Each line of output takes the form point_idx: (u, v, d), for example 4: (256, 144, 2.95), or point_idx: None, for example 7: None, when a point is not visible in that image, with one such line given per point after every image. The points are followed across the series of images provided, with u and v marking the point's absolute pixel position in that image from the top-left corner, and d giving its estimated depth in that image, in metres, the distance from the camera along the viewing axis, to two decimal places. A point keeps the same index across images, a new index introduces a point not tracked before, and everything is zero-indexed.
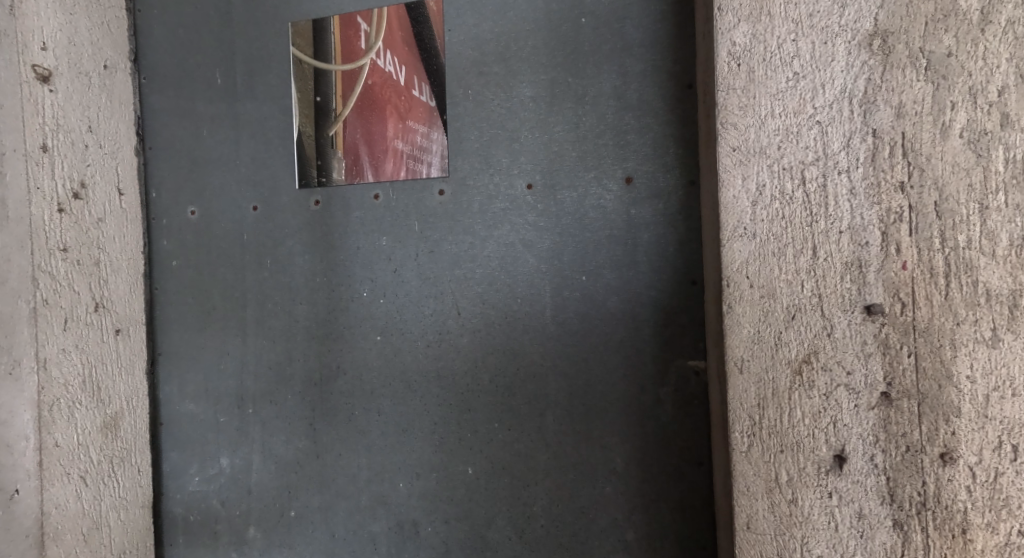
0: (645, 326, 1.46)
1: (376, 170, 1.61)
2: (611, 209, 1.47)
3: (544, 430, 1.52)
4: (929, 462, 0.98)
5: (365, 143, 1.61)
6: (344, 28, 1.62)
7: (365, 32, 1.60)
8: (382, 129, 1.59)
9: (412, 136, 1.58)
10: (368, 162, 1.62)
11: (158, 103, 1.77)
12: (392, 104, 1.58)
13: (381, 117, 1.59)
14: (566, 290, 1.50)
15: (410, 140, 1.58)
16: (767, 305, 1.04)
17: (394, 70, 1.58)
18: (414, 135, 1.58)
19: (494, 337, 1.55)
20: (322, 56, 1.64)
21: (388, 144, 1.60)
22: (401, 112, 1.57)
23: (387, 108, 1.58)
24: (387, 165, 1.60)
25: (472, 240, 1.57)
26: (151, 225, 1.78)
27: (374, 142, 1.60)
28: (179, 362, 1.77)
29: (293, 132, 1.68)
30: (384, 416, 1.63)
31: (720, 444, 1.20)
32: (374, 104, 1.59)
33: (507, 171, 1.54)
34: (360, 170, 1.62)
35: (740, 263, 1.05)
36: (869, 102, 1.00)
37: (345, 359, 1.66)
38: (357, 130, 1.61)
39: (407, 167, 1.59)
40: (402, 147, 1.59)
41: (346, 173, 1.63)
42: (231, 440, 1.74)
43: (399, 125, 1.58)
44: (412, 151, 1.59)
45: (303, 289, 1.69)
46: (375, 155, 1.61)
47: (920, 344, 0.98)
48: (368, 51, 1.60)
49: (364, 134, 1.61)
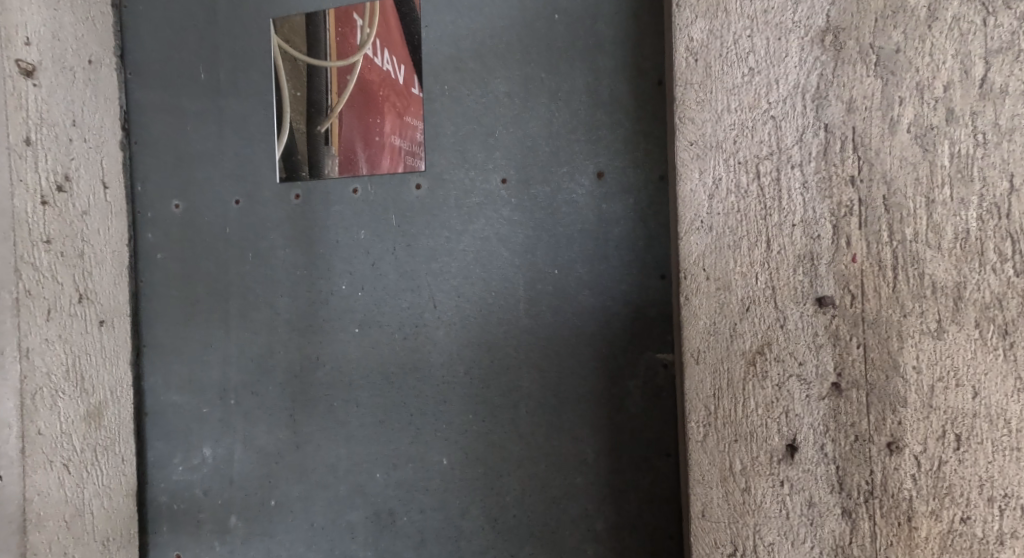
0: (615, 319, 1.47)
1: (372, 166, 1.63)
2: (583, 203, 1.49)
3: (518, 421, 1.54)
4: (877, 451, 1.00)
5: (362, 141, 1.63)
6: (339, 25, 1.64)
7: (358, 29, 1.63)
8: (379, 126, 1.61)
9: (410, 132, 1.60)
10: (364, 159, 1.64)
11: (142, 98, 1.79)
12: (389, 101, 1.60)
13: (379, 115, 1.61)
14: (539, 283, 1.52)
15: (408, 136, 1.61)
16: (723, 297, 1.06)
17: (393, 69, 1.60)
18: (412, 132, 1.60)
19: (469, 329, 1.58)
20: (314, 53, 1.67)
21: (385, 141, 1.62)
22: (399, 109, 1.60)
23: (384, 106, 1.61)
24: (384, 162, 1.63)
25: (448, 234, 1.59)
26: (136, 218, 1.80)
27: (371, 140, 1.63)
28: (164, 354, 1.80)
29: (283, 128, 1.70)
30: (362, 407, 1.66)
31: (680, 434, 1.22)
32: (365, 99, 1.62)
33: (483, 166, 1.56)
34: (355, 167, 1.65)
35: (697, 256, 1.07)
36: (822, 98, 1.02)
37: (325, 351, 1.69)
38: (355, 127, 1.64)
39: (404, 163, 1.62)
40: (399, 144, 1.61)
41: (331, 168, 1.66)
42: (215, 430, 1.77)
43: (397, 123, 1.61)
44: (409, 148, 1.61)
45: (284, 283, 1.71)
46: (372, 152, 1.63)
47: (869, 335, 1.00)
48: (361, 47, 1.62)
49: (362, 132, 1.63)
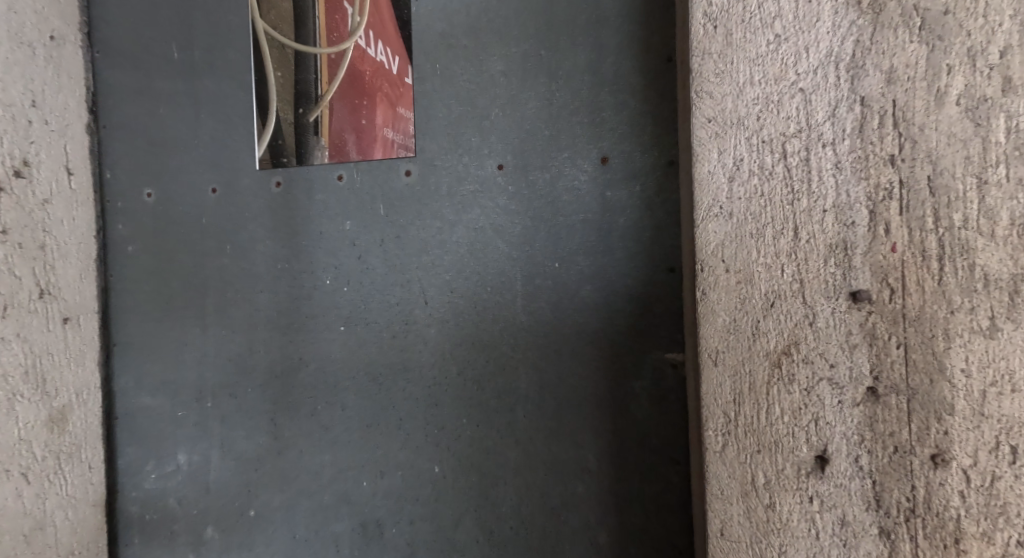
0: (620, 316, 1.36)
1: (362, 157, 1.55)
2: (585, 191, 1.38)
3: (514, 426, 1.43)
4: (919, 465, 0.89)
5: (352, 132, 1.61)
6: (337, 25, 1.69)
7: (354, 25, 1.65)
8: (371, 118, 1.59)
9: (401, 125, 1.52)
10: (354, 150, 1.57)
11: (112, 79, 1.67)
12: (383, 93, 1.58)
13: (372, 107, 1.59)
14: (537, 278, 1.41)
15: (399, 129, 1.53)
16: (745, 291, 0.96)
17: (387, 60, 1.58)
18: (403, 124, 1.52)
19: (462, 327, 1.47)
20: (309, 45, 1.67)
21: (378, 133, 1.56)
22: (391, 100, 1.55)
23: (378, 98, 1.59)
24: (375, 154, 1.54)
25: (440, 225, 1.48)
26: (105, 208, 1.67)
27: (363, 132, 1.59)
28: (136, 353, 1.68)
29: (266, 114, 1.62)
30: (348, 411, 1.55)
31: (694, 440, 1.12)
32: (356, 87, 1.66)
33: (477, 151, 1.45)
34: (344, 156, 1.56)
35: (715, 245, 0.98)
36: (858, 67, 0.92)
37: (308, 350, 1.57)
38: (348, 121, 1.63)
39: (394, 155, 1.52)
40: (391, 136, 1.54)
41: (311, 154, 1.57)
42: (191, 434, 1.65)
43: (389, 114, 1.55)
44: (400, 140, 1.52)
45: (265, 277, 1.60)
46: (363, 144, 1.57)
47: (910, 334, 0.90)
48: (354, 38, 1.64)
49: (353, 125, 1.62)
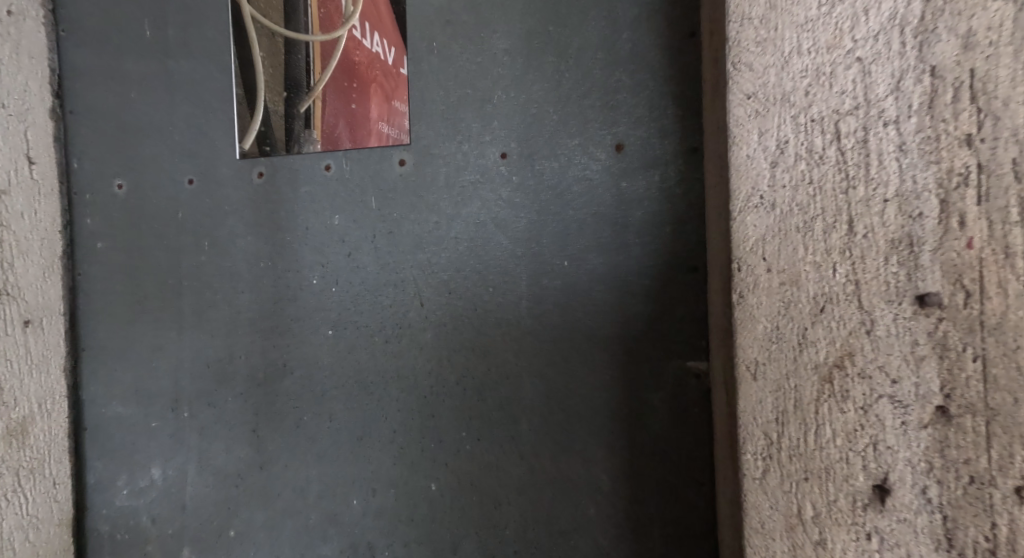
0: (635, 319, 1.24)
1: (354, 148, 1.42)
2: (598, 182, 1.25)
3: (519, 440, 1.30)
4: (1001, 499, 0.77)
5: (346, 125, 1.49)
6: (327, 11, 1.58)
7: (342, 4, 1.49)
8: (366, 111, 1.46)
9: (398, 119, 1.39)
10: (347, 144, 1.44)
11: (80, 60, 1.53)
12: (378, 84, 1.47)
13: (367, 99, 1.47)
14: (543, 277, 1.29)
15: (396, 124, 1.39)
16: (789, 295, 0.85)
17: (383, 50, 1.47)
18: (400, 118, 1.39)
19: (460, 331, 1.34)
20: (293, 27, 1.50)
21: (372, 126, 1.43)
22: (387, 92, 1.43)
23: (372, 88, 1.48)
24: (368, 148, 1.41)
25: (437, 220, 1.35)
26: (73, 201, 1.54)
27: (356, 126, 1.46)
28: (106, 358, 1.54)
29: (252, 99, 1.50)
30: (336, 422, 1.41)
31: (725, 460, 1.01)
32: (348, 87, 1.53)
33: (478, 138, 1.33)
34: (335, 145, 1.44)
35: (755, 242, 0.87)
36: (928, 31, 0.80)
37: (293, 356, 1.44)
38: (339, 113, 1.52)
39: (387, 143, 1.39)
40: (386, 130, 1.41)
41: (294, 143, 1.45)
42: (165, 447, 1.51)
43: (384, 107, 1.43)
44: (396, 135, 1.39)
45: (245, 276, 1.46)
46: (355, 137, 1.44)
47: (991, 345, 0.77)
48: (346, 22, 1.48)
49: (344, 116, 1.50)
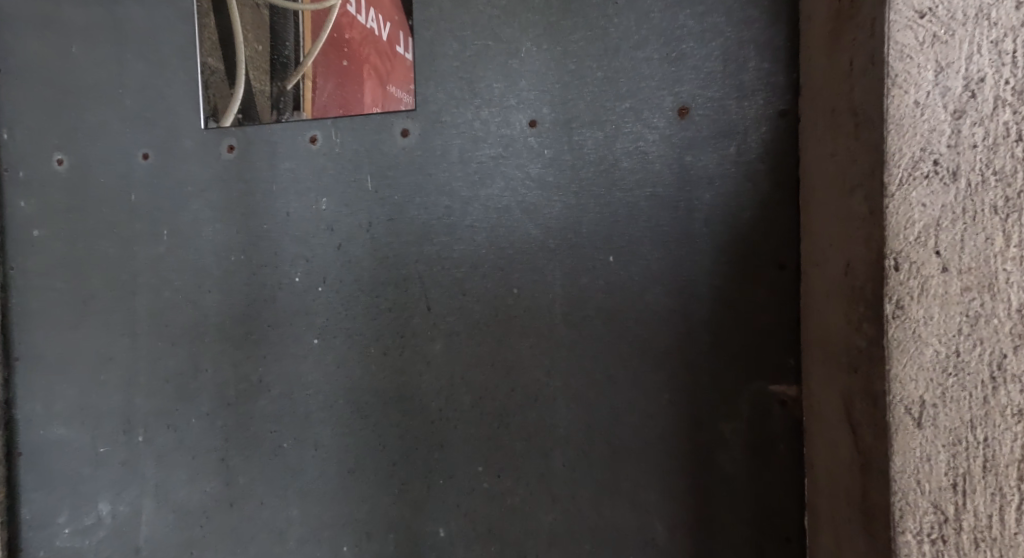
0: (701, 329, 0.98)
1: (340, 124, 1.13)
2: (653, 156, 1.00)
3: (551, 479, 1.04)
4: None
5: (334, 109, 1.13)
6: None
7: None
8: (354, 94, 1.12)
9: (391, 103, 1.10)
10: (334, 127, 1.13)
11: (11, 8, 1.26)
12: (370, 61, 1.10)
13: (357, 79, 1.11)
14: (584, 276, 1.03)
15: (389, 107, 1.10)
16: (978, 306, 0.61)
17: (377, 24, 1.11)
18: (393, 103, 1.10)
19: (478, 342, 1.08)
20: None
21: (361, 112, 1.12)
22: (380, 73, 1.10)
23: (362, 66, 1.11)
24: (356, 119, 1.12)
25: (449, 204, 1.09)
26: (4, 179, 1.27)
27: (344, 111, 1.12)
28: (43, 370, 1.27)
29: (227, 51, 1.18)
30: (323, 451, 1.14)
31: (834, 528, 0.76)
32: (337, 49, 1.12)
33: (501, 101, 1.06)
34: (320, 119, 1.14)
35: (923, 228, 0.62)
36: None
37: (270, 370, 1.17)
38: (327, 93, 1.13)
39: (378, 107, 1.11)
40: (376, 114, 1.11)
41: (272, 110, 1.15)
42: (114, 478, 1.23)
43: (376, 90, 1.11)
44: (385, 115, 1.11)
45: (211, 271, 1.19)
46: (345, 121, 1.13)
47: None
48: None
49: (333, 98, 1.13)
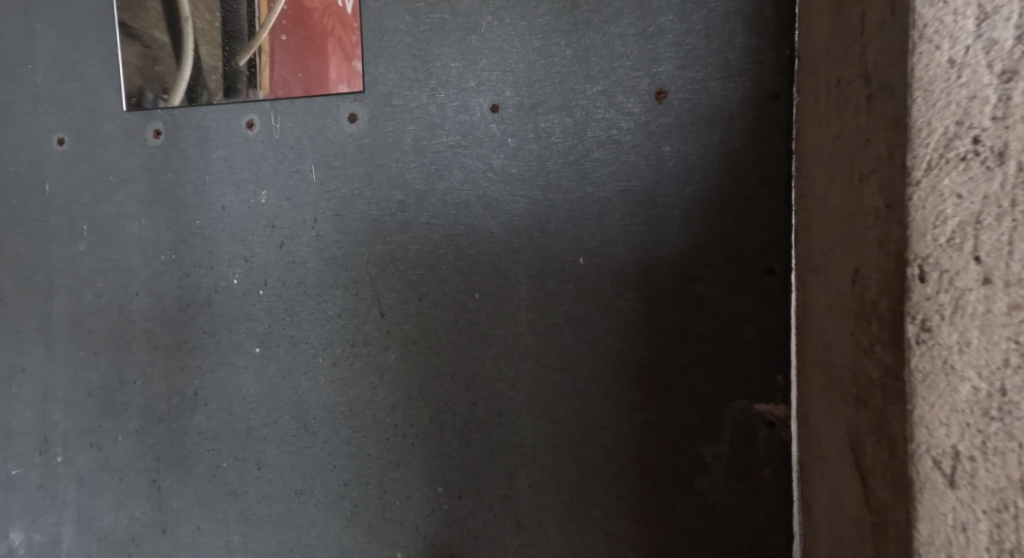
0: (680, 339, 0.88)
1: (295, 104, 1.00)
2: (628, 146, 0.89)
3: (518, 503, 0.95)
4: None
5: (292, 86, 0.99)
6: None
7: None
8: (315, 71, 0.98)
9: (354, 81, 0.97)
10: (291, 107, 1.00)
11: None
12: (334, 34, 0.97)
13: (319, 53, 0.98)
14: (552, 280, 0.92)
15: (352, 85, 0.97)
16: None
17: None
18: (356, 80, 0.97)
19: (436, 352, 0.97)
20: None
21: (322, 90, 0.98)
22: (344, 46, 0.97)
23: (327, 39, 0.97)
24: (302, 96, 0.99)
25: (403, 198, 0.97)
26: None
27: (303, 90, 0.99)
28: None
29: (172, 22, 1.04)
30: (267, 472, 1.04)
31: None
32: (296, 18, 0.98)
33: (459, 83, 0.94)
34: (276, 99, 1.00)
35: (962, 220, 0.52)
36: None
37: (205, 382, 1.05)
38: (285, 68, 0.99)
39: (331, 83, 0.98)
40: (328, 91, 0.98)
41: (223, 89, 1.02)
42: (32, 503, 1.11)
43: (339, 66, 0.97)
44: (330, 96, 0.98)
45: (138, 273, 1.07)
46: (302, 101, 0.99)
47: None
48: None
49: (292, 76, 0.99)
